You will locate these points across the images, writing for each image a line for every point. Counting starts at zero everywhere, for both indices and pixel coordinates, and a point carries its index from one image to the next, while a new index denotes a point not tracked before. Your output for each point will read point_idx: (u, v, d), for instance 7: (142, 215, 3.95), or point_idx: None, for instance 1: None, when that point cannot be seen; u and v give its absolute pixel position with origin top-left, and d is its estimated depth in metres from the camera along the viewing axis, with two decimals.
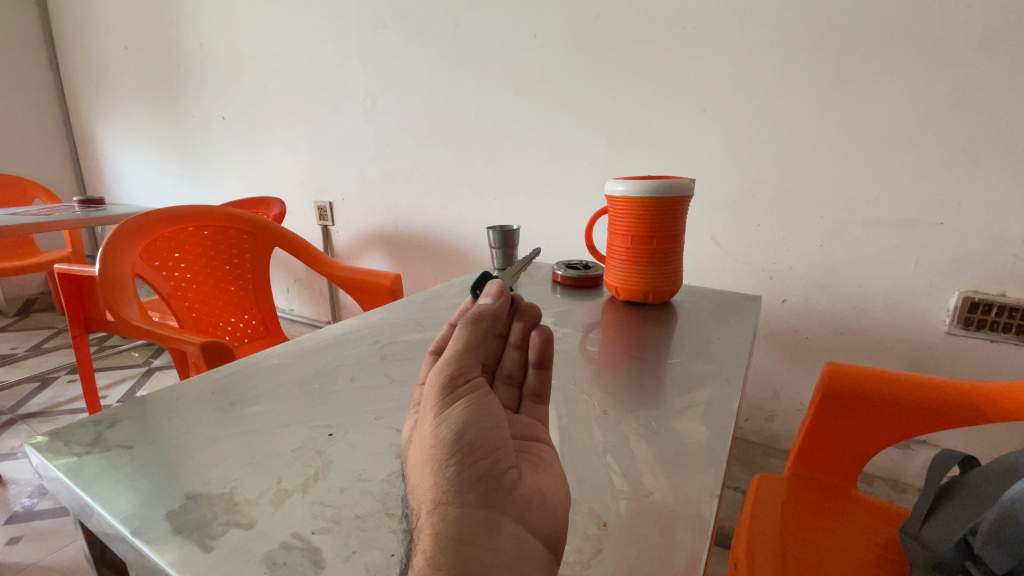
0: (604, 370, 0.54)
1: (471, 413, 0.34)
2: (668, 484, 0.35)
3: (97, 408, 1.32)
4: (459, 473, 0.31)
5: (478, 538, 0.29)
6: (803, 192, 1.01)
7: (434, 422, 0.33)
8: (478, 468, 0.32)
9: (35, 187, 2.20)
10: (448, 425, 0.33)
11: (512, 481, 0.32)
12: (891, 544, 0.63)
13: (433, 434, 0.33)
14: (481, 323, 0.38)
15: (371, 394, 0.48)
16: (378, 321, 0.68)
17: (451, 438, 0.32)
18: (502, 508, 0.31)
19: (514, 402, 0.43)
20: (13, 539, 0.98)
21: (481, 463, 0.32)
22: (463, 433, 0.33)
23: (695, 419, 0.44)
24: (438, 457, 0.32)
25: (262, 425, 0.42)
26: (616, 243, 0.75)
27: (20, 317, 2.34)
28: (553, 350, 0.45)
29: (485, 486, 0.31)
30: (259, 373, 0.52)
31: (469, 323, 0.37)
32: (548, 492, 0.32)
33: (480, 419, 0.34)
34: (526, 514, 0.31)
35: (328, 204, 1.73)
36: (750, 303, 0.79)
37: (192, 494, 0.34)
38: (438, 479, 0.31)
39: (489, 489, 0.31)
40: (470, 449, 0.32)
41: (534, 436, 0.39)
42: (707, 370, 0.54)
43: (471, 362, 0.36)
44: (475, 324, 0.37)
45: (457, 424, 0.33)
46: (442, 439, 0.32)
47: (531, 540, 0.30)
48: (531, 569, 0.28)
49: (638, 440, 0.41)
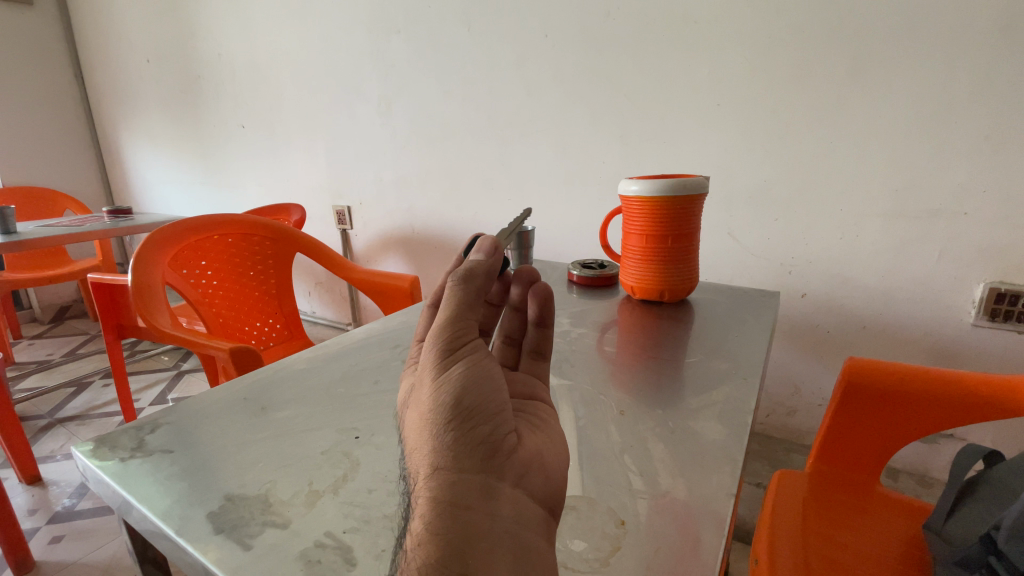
0: (620, 370, 0.55)
1: (469, 376, 0.34)
2: (687, 485, 0.36)
3: (132, 416, 1.37)
4: (457, 438, 0.32)
5: (477, 502, 0.30)
6: (821, 185, 1.00)
7: (432, 386, 0.34)
8: (478, 433, 0.33)
9: (68, 199, 2.29)
10: (446, 389, 0.33)
11: (509, 447, 0.33)
12: (916, 541, 0.63)
13: (431, 398, 0.33)
14: (474, 279, 0.36)
15: (393, 397, 0.49)
16: (398, 325, 0.69)
17: (449, 403, 0.33)
18: (501, 473, 0.32)
19: (513, 359, 0.47)
20: (56, 539, 1.03)
21: (481, 429, 0.33)
22: (461, 396, 0.33)
23: (712, 418, 0.45)
24: (436, 421, 0.33)
25: (293, 430, 0.44)
26: (630, 242, 0.75)
27: (55, 324, 2.43)
28: (553, 309, 0.46)
29: (481, 451, 0.32)
30: (290, 377, 0.54)
31: (461, 279, 0.36)
32: (547, 457, 0.35)
33: (478, 383, 0.34)
34: (526, 480, 0.32)
35: (346, 208, 1.76)
36: (767, 299, 0.79)
37: (231, 495, 0.36)
38: (437, 444, 0.32)
39: (486, 453, 0.32)
40: (468, 413, 0.33)
41: (532, 395, 0.42)
42: (723, 369, 0.55)
43: (467, 322, 0.36)
44: (467, 281, 0.36)
45: (455, 388, 0.33)
46: (440, 403, 0.33)
47: (530, 504, 0.32)
48: (532, 535, 0.30)
49: (655, 439, 0.42)
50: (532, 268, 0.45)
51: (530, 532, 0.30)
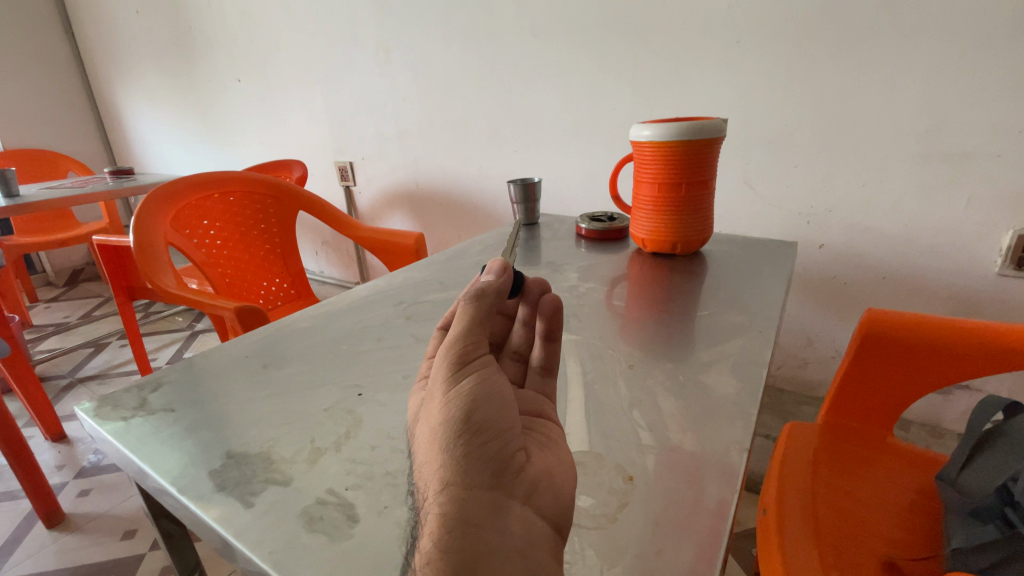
0: (630, 326, 0.53)
1: (480, 390, 0.33)
2: (698, 440, 0.35)
3: (148, 369, 1.39)
4: (467, 453, 0.30)
5: (486, 520, 0.28)
6: (845, 129, 0.94)
7: (442, 399, 0.32)
8: (488, 450, 0.30)
9: (70, 161, 2.27)
10: (456, 401, 0.32)
11: (520, 464, 0.31)
12: (927, 490, 0.63)
13: (440, 411, 0.31)
14: (485, 298, 0.35)
15: (395, 355, 0.48)
16: (402, 282, 0.68)
17: (458, 416, 0.31)
18: (510, 491, 0.29)
19: (520, 376, 0.41)
20: (84, 492, 1.07)
21: (492, 445, 0.31)
22: (473, 411, 0.31)
23: (725, 372, 0.43)
24: (446, 435, 0.30)
25: (295, 389, 0.43)
26: (642, 192, 0.72)
27: (70, 287, 2.47)
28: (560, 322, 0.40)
29: (491, 467, 0.30)
30: (291, 336, 0.53)
31: (474, 298, 0.35)
32: (557, 475, 0.31)
33: (489, 398, 0.32)
34: (535, 499, 0.29)
35: (348, 164, 1.71)
36: (784, 250, 0.76)
37: (233, 453, 0.35)
38: (447, 458, 0.30)
39: (495, 468, 0.30)
40: (479, 429, 0.31)
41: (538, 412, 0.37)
42: (737, 321, 0.53)
43: (478, 338, 0.34)
44: (480, 299, 0.35)
45: (466, 402, 0.32)
46: (449, 416, 0.31)
47: (539, 522, 0.29)
48: (543, 556, 0.27)
49: (665, 394, 0.40)
50: (544, 280, 0.42)
51: (538, 551, 0.27)
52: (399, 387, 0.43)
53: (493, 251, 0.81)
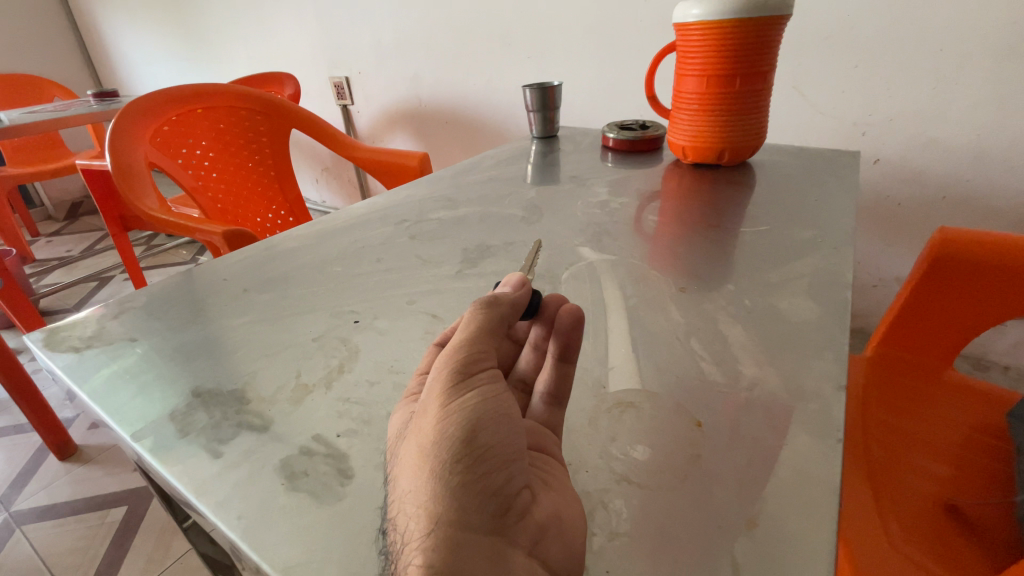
0: (675, 244, 0.45)
1: (487, 401, 0.22)
2: (781, 378, 0.28)
3: (143, 282, 1.33)
4: (463, 489, 0.20)
5: None
6: (922, 16, 0.79)
7: (433, 412, 0.22)
8: (492, 486, 0.21)
9: (53, 85, 2.13)
10: (454, 416, 0.22)
11: (532, 508, 0.21)
12: (988, 428, 0.57)
13: (429, 427, 0.22)
14: (499, 306, 0.26)
15: (398, 278, 0.40)
16: (405, 198, 0.59)
17: (455, 437, 0.21)
18: (518, 545, 0.20)
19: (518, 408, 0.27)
20: (93, 425, 1.06)
21: (499, 478, 0.21)
22: (475, 432, 0.21)
23: (800, 294, 0.35)
24: (436, 462, 0.21)
25: (279, 316, 0.36)
26: (685, 88, 0.61)
27: (71, 220, 2.41)
28: (579, 335, 0.27)
29: (494, 511, 0.20)
30: (277, 257, 0.45)
31: (484, 303, 0.26)
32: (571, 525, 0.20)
33: (500, 413, 0.22)
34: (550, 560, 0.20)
35: (345, 80, 1.57)
36: (846, 160, 0.65)
37: (201, 391, 0.29)
38: (436, 493, 0.20)
39: (499, 512, 0.20)
40: (483, 456, 0.21)
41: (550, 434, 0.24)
42: (805, 238, 0.44)
43: (488, 345, 0.25)
44: (493, 306, 0.26)
45: (467, 418, 0.22)
46: (442, 436, 0.21)
47: None
48: None
49: (730, 321, 0.33)
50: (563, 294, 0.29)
51: None
52: (402, 313, 0.35)
53: (508, 165, 0.71)
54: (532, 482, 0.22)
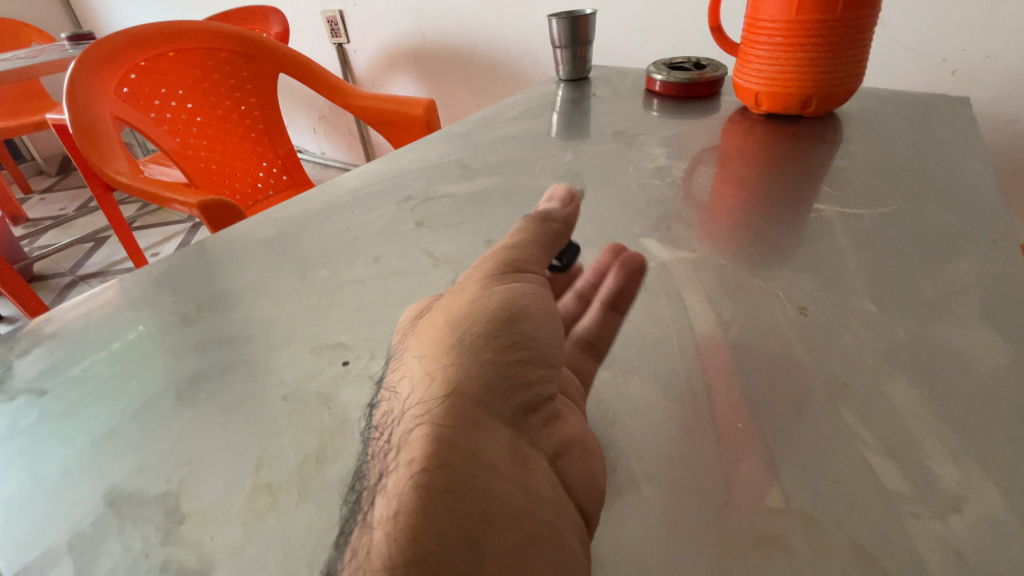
0: (771, 231, 0.33)
1: (529, 293, 0.21)
2: (999, 485, 0.18)
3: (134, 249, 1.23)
4: (495, 371, 0.18)
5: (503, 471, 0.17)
6: None
7: (473, 294, 0.21)
8: (525, 376, 0.19)
9: (26, 27, 1.95)
10: (495, 300, 0.20)
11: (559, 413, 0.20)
12: None
13: (466, 305, 0.20)
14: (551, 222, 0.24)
15: (401, 287, 0.30)
16: (409, 162, 0.47)
17: (495, 318, 0.20)
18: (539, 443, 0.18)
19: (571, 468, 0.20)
20: None
21: (533, 371, 0.19)
22: (517, 317, 0.20)
23: (978, 322, 0.25)
24: (472, 335, 0.19)
25: (244, 352, 0.26)
26: (765, 16, 0.48)
27: (63, 175, 2.30)
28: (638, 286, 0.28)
29: (522, 402, 0.18)
30: (246, 255, 0.35)
31: (538, 216, 0.24)
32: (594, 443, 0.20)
33: (541, 309, 0.21)
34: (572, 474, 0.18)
35: (337, 13, 1.39)
36: (963, 108, 0.51)
37: (122, 497, 0.20)
38: (467, 367, 0.18)
39: (526, 407, 0.19)
40: (523, 344, 0.19)
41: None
42: (950, 223, 0.32)
43: (539, 247, 0.23)
44: (547, 220, 0.24)
45: (510, 304, 0.20)
46: (480, 312, 0.20)
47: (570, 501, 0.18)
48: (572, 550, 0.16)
49: (887, 371, 0.22)
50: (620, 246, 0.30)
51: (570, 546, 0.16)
52: None
53: (533, 116, 0.58)
54: (557, 407, 0.20)
